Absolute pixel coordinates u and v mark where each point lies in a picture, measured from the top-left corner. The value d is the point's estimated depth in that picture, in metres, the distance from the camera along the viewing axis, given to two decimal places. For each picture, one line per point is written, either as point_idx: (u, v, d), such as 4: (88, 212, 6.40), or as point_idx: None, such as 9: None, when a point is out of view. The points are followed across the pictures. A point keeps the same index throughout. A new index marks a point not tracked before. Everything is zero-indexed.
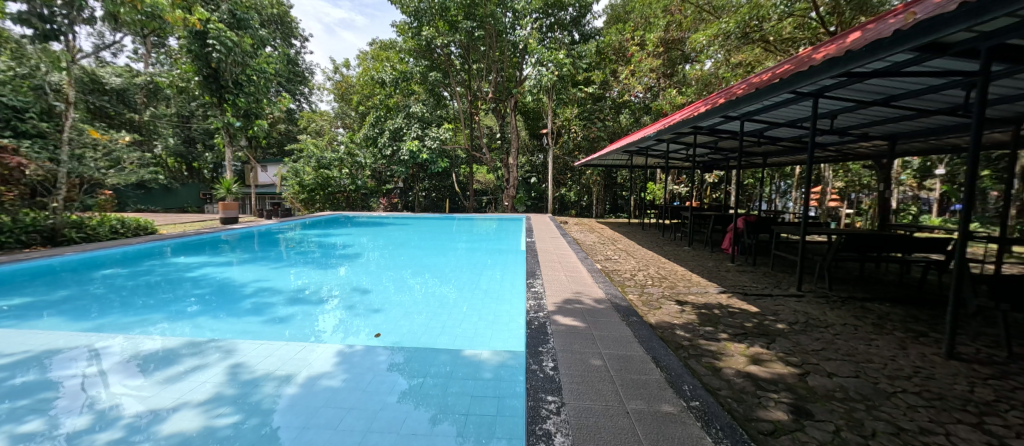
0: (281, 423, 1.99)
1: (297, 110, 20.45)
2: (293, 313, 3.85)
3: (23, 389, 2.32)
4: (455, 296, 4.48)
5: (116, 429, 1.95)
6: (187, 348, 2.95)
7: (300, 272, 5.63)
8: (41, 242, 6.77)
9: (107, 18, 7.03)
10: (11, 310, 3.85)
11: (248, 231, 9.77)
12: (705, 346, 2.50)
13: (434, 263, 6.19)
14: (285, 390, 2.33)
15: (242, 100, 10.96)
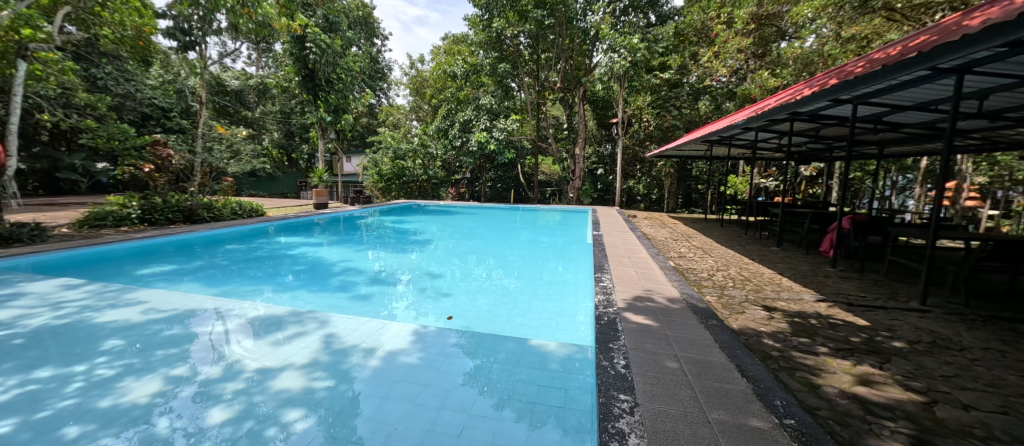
0: (366, 392, 2.20)
1: (377, 105, 22.16)
2: (372, 292, 4.23)
3: (175, 339, 2.87)
4: (519, 285, 4.55)
5: (239, 381, 2.30)
6: (290, 315, 3.39)
7: (379, 254, 6.15)
8: (182, 220, 7.97)
9: (232, 28, 8.13)
10: (164, 275, 4.74)
11: (335, 215, 10.89)
12: (799, 359, 2.24)
13: (498, 252, 6.33)
14: (369, 361, 2.56)
15: (333, 97, 12.17)
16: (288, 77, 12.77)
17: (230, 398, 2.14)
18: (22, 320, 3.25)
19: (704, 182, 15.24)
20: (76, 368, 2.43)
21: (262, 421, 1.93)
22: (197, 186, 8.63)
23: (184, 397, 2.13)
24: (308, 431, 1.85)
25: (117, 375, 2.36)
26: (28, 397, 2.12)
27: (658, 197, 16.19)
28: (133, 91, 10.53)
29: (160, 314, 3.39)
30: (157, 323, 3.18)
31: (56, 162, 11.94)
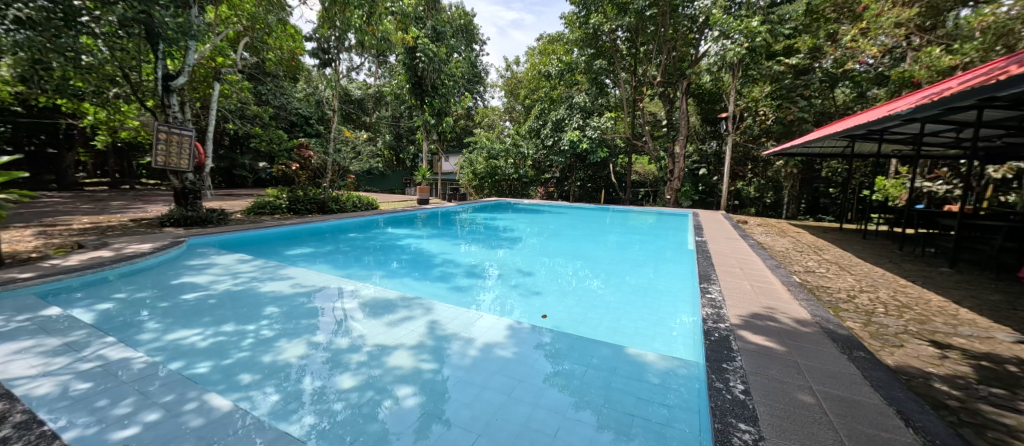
0: (461, 377, 2.59)
1: (474, 108, 23.71)
2: (466, 283, 4.60)
3: (313, 313, 3.75)
4: (611, 287, 4.47)
5: (362, 354, 3.01)
6: (400, 299, 4.03)
7: (471, 248, 6.61)
8: (316, 210, 9.53)
9: (360, 44, 9.33)
10: (304, 255, 5.79)
11: (434, 211, 11.86)
12: (991, 415, 1.74)
13: (588, 253, 6.25)
14: (465, 349, 2.98)
15: (437, 101, 13.32)
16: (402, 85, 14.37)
17: (356, 369, 2.82)
18: (215, 283, 4.38)
19: (838, 185, 12.90)
20: (247, 326, 3.44)
21: (378, 393, 2.47)
22: (327, 183, 9.97)
23: (318, 366, 2.89)
24: (414, 406, 2.31)
25: (272, 338, 3.29)
26: (216, 346, 3.13)
27: (776, 201, 14.25)
28: (286, 103, 13.25)
29: (303, 287, 4.32)
30: (302, 295, 4.11)
31: (234, 162, 15.24)
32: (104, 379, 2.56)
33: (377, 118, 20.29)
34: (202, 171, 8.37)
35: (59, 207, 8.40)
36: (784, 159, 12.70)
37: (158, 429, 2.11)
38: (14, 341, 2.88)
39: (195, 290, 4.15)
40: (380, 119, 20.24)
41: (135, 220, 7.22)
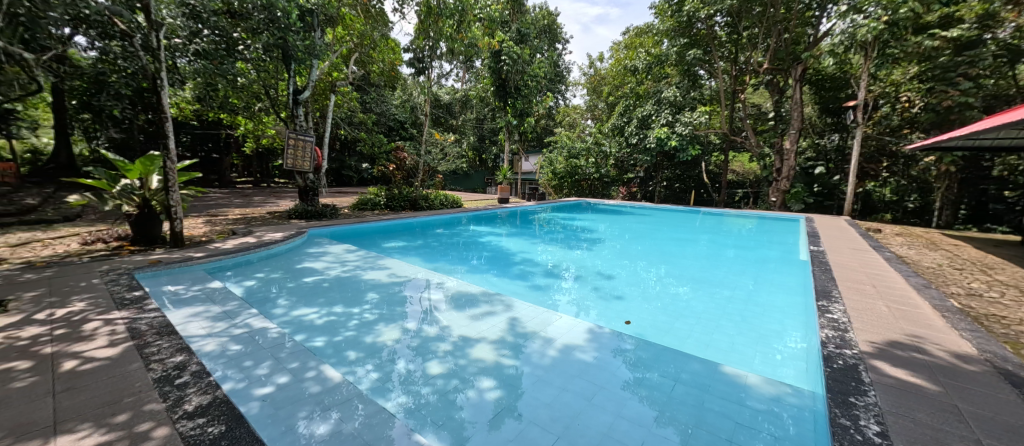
0: (538, 374, 2.86)
1: (555, 107, 23.98)
2: (550, 286, 4.97)
3: (406, 301, 4.34)
4: (696, 299, 4.55)
5: (449, 344, 3.44)
6: (482, 295, 4.57)
7: (549, 247, 6.97)
8: (409, 207, 10.48)
9: (450, 52, 9.94)
10: (400, 248, 6.56)
11: (513, 209, 12.19)
12: None
13: (671, 261, 6.14)
14: (543, 348, 3.27)
15: (519, 102, 13.81)
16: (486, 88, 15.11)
17: (443, 357, 3.22)
18: (328, 269, 5.15)
19: (1014, 186, 9.95)
20: (353, 309, 4.06)
21: (462, 381, 2.82)
22: (418, 183, 10.82)
23: (409, 350, 3.33)
24: (495, 397, 2.61)
25: (373, 322, 3.84)
26: (328, 324, 3.71)
27: (923, 206, 12.16)
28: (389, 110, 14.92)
29: (398, 278, 4.99)
30: (397, 285, 4.76)
31: (343, 164, 17.61)
32: (249, 343, 3.17)
33: (463, 120, 21.61)
34: (319, 172, 9.71)
35: (223, 201, 10.58)
36: (936, 155, 10.48)
37: (285, 391, 2.59)
38: (190, 306, 3.69)
39: (313, 274, 4.92)
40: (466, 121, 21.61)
41: (271, 213, 8.69)
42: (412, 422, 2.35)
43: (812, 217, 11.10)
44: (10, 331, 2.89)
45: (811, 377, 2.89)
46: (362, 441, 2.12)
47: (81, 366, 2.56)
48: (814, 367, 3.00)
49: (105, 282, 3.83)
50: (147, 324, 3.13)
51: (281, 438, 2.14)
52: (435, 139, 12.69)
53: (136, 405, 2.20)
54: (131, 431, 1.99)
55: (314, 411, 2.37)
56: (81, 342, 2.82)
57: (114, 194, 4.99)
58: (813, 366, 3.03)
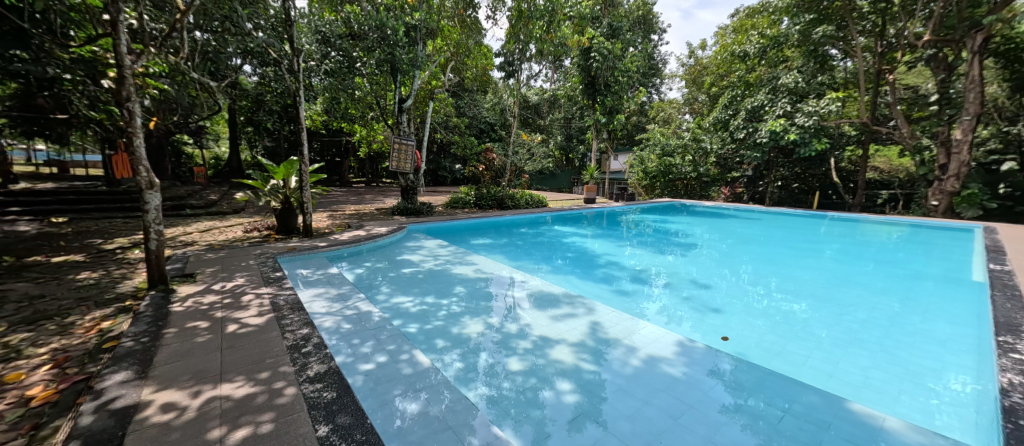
0: (619, 384, 2.78)
1: (648, 102, 23.04)
2: (635, 293, 4.80)
3: (489, 297, 4.54)
4: (816, 317, 3.97)
5: (528, 341, 3.50)
6: (564, 297, 4.58)
7: (637, 252, 6.71)
8: (495, 206, 11.05)
9: (537, 53, 10.21)
10: (486, 245, 6.96)
11: (602, 210, 12.25)
12: None
13: (783, 272, 5.47)
14: (626, 356, 3.17)
15: (609, 99, 13.77)
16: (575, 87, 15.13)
17: (523, 354, 3.30)
18: (422, 261, 5.66)
19: None
20: (442, 300, 4.37)
21: (541, 381, 2.86)
22: (507, 182, 11.34)
23: (492, 344, 3.47)
24: (574, 401, 2.60)
25: (460, 314, 4.07)
26: (421, 312, 4.05)
27: None
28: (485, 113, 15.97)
29: (483, 273, 5.26)
30: (483, 280, 5.02)
31: (439, 165, 19.37)
32: (357, 323, 3.63)
33: (550, 120, 22.01)
34: (418, 173, 10.74)
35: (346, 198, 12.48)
36: None
37: (383, 369, 2.90)
38: (313, 287, 4.37)
39: (410, 265, 5.45)
40: (553, 121, 21.96)
41: (379, 209, 9.90)
42: (492, 415, 2.45)
43: (996, 225, 9.14)
44: (198, 296, 3.76)
45: (984, 432, 2.31)
46: (446, 425, 2.28)
47: (239, 329, 3.20)
48: (988, 421, 2.39)
49: (257, 262, 4.76)
50: (284, 299, 3.81)
51: (378, 411, 2.41)
52: (522, 140, 13.20)
53: (273, 366, 2.68)
54: (270, 387, 2.43)
55: (406, 391, 2.63)
56: (240, 309, 3.54)
57: (266, 191, 6.13)
58: (988, 420, 2.42)
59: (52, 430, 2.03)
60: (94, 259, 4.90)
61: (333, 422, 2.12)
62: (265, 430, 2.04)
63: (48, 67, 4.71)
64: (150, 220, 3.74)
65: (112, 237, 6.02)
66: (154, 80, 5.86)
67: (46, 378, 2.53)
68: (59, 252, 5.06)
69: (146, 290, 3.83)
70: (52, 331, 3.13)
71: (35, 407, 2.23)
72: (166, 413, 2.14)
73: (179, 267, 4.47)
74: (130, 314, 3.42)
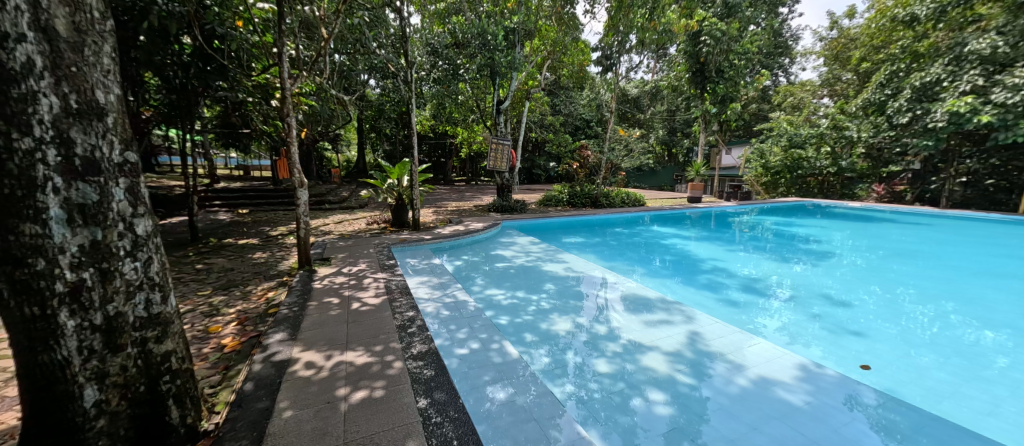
0: (721, 404, 2.55)
1: (772, 87, 20.21)
2: (745, 308, 4.32)
3: (579, 295, 4.53)
4: (1006, 358, 3.16)
5: (618, 345, 3.41)
6: (659, 302, 4.34)
7: (750, 264, 6.02)
8: (589, 204, 11.14)
9: (638, 43, 9.90)
10: (578, 243, 7.01)
11: (708, 210, 11.87)
12: None
13: (957, 299, 4.45)
14: (730, 375, 2.89)
15: (721, 86, 12.62)
16: (681, 76, 14.08)
17: (612, 357, 3.23)
18: (515, 257, 5.92)
19: None
20: (532, 295, 4.50)
21: (631, 388, 2.77)
22: (601, 179, 11.23)
23: (580, 343, 3.45)
24: (667, 414, 2.48)
25: (548, 310, 4.13)
26: (511, 305, 4.21)
27: None
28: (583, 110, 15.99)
29: (574, 272, 5.28)
30: (572, 278, 5.03)
31: (534, 163, 20.07)
32: (455, 310, 3.95)
33: (652, 114, 20.99)
34: (515, 171, 11.20)
35: (452, 195, 13.77)
36: None
37: (475, 355, 3.11)
38: (419, 275, 4.90)
39: (503, 260, 5.75)
40: (654, 114, 20.89)
41: (478, 206, 10.65)
42: (577, 414, 2.47)
43: None
44: (332, 276, 4.52)
45: None
46: (531, 416, 2.37)
47: (360, 306, 3.75)
48: None
49: (376, 251, 5.52)
50: (395, 284, 4.34)
51: (470, 393, 2.61)
52: (619, 136, 12.91)
53: (385, 341, 3.08)
54: (382, 358, 2.80)
55: (495, 378, 2.78)
56: (361, 290, 4.15)
57: (383, 190, 7.03)
58: None
59: (237, 371, 2.68)
60: (265, 242, 6.24)
61: (430, 397, 2.35)
62: (377, 395, 2.36)
63: (242, 93, 6.15)
64: (301, 213, 4.59)
65: (277, 225, 7.61)
66: (306, 97, 7.17)
67: (235, 331, 3.33)
68: (245, 236, 6.60)
69: (297, 269, 4.73)
70: (239, 295, 4.10)
71: (228, 353, 2.97)
72: (308, 370, 2.64)
73: (320, 251, 5.43)
74: (286, 287, 4.28)
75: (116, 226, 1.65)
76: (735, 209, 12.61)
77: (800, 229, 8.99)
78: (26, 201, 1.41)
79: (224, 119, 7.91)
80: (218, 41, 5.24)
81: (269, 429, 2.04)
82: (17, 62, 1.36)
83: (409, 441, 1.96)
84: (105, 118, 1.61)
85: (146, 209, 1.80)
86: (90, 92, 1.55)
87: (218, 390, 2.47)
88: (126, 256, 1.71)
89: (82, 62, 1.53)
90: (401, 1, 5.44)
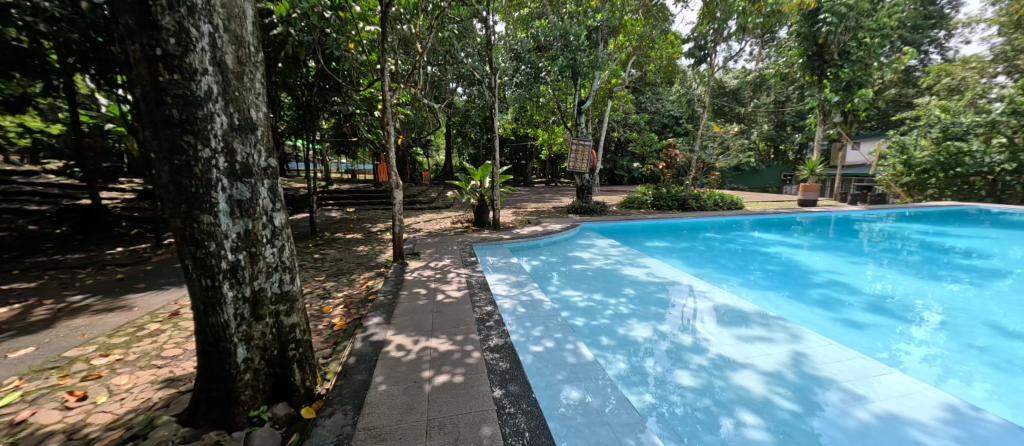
0: (834, 439, 2.18)
1: (919, 66, 16.55)
2: (873, 332, 3.61)
3: (661, 302, 4.25)
4: None
5: (705, 358, 3.12)
6: (757, 316, 3.86)
7: (882, 281, 5.01)
8: (676, 207, 10.51)
9: (740, 29, 8.99)
10: (662, 248, 6.60)
11: (825, 215, 10.20)
12: None
13: None
14: (847, 406, 2.45)
15: (846, 70, 10.82)
16: (794, 61, 12.34)
17: (697, 370, 2.97)
18: (593, 259, 5.80)
19: None
20: (609, 299, 4.35)
21: (718, 406, 2.51)
22: (691, 180, 10.53)
23: (660, 353, 3.23)
24: (762, 441, 2.20)
25: (627, 315, 3.94)
26: (588, 307, 4.13)
27: None
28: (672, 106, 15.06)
29: (656, 278, 4.99)
30: (654, 285, 4.75)
31: (616, 164, 19.47)
32: (531, 308, 4.00)
33: (754, 107, 18.75)
34: (595, 173, 10.97)
35: (533, 196, 14.07)
36: None
37: (550, 353, 3.11)
38: (497, 272, 5.08)
39: (580, 262, 5.68)
40: (758, 107, 18.63)
41: (556, 207, 10.69)
42: (655, 426, 2.32)
43: None
44: (420, 270, 4.93)
45: None
46: (604, 421, 2.30)
47: (444, 298, 4.02)
48: None
49: (459, 248, 5.87)
50: (475, 279, 4.56)
51: (544, 390, 2.63)
52: (713, 132, 11.80)
53: (466, 331, 3.25)
54: (462, 347, 2.96)
55: (569, 378, 2.76)
56: (445, 283, 4.45)
57: (467, 191, 7.48)
58: None
59: (343, 346, 3.08)
60: (367, 237, 7.09)
61: (505, 388, 2.42)
62: (457, 381, 2.51)
63: (352, 106, 7.08)
64: (396, 211, 5.08)
65: (376, 222, 8.55)
66: (402, 107, 7.94)
67: (342, 312, 3.82)
68: (351, 231, 7.56)
69: (392, 262, 5.26)
70: (346, 282, 4.71)
71: (337, 330, 3.42)
72: (399, 351, 2.91)
73: (411, 246, 5.98)
74: (382, 277, 4.79)
75: (261, 218, 2.07)
76: (862, 214, 10.65)
77: (960, 241, 7.21)
78: (205, 197, 1.85)
79: (339, 129, 9.17)
80: (334, 63, 6.08)
81: (367, 399, 2.32)
82: (203, 92, 1.80)
83: (484, 426, 2.05)
84: (256, 132, 2.02)
85: (281, 204, 2.22)
86: (246, 111, 1.97)
87: (329, 361, 2.88)
88: (267, 243, 2.12)
89: (242, 88, 1.95)
90: (487, 11, 5.71)
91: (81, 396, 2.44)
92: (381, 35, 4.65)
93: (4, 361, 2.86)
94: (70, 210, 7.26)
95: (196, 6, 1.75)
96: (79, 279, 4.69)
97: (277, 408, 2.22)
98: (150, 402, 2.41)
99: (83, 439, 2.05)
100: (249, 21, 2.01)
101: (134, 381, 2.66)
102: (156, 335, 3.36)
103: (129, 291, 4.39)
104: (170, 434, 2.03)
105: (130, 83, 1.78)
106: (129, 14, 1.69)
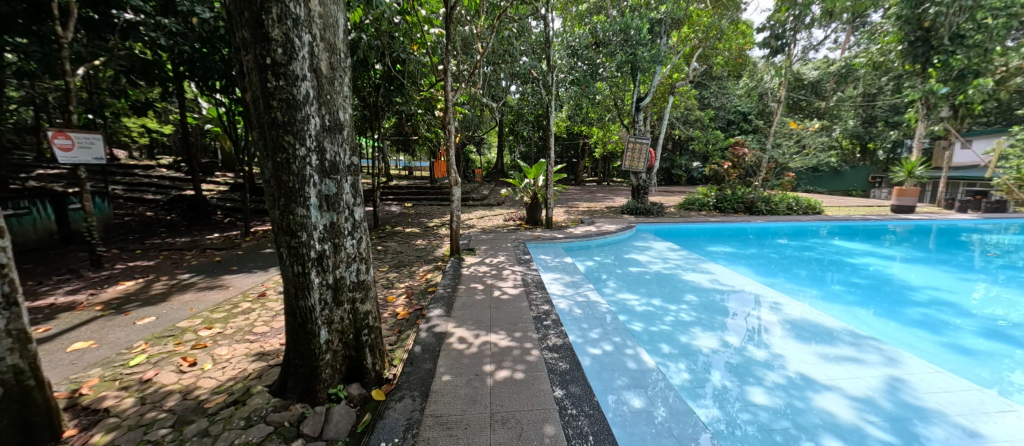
0: None
1: None
2: (991, 361, 3.11)
3: (727, 312, 3.99)
4: None
5: (780, 375, 2.88)
6: (843, 334, 3.49)
7: (998, 301, 4.34)
8: (743, 209, 9.87)
9: (824, 14, 8.16)
10: (726, 253, 6.18)
11: (925, 223, 8.94)
12: None
13: None
14: (959, 443, 2.14)
15: (960, 57, 9.41)
16: (892, 48, 10.96)
17: (771, 387, 2.75)
18: (649, 263, 5.60)
19: None
20: (668, 305, 4.16)
21: (798, 429, 2.31)
22: (760, 180, 9.85)
23: (728, 365, 3.03)
24: None
25: (689, 323, 3.75)
26: (647, 313, 3.98)
27: None
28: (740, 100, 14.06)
29: (721, 286, 4.69)
30: (719, 292, 4.46)
31: (673, 163, 18.63)
32: (587, 310, 3.95)
33: (837, 101, 16.89)
34: (651, 172, 10.57)
35: (586, 195, 13.89)
36: None
37: (609, 357, 3.04)
38: (552, 272, 5.07)
39: (636, 264, 5.51)
40: (842, 100, 16.71)
41: (610, 206, 10.45)
42: (723, 440, 2.20)
43: None
44: (476, 265, 5.06)
45: None
46: (668, 432, 2.22)
47: (501, 295, 4.09)
48: None
49: (513, 245, 5.95)
50: (531, 277, 4.59)
51: (604, 394, 2.58)
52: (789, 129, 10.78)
53: (524, 329, 3.28)
54: (522, 345, 2.99)
55: (630, 385, 2.68)
56: (501, 280, 4.53)
57: (521, 189, 7.57)
58: None
59: (407, 335, 3.25)
60: (424, 231, 7.41)
61: (566, 388, 2.41)
62: (517, 377, 2.54)
63: (414, 106, 7.42)
64: (453, 208, 5.24)
65: (432, 217, 8.90)
66: (461, 107, 8.21)
67: (404, 302, 4.03)
68: (409, 225, 7.94)
69: (449, 256, 5.45)
70: (407, 274, 4.97)
71: (400, 319, 3.62)
72: (461, 344, 3.01)
73: (466, 242, 6.17)
74: (440, 271, 4.97)
75: (344, 212, 2.22)
76: (972, 224, 9.19)
77: None
78: (300, 192, 2.03)
79: (401, 128, 9.63)
80: (400, 65, 6.42)
81: (433, 387, 2.42)
82: (302, 96, 1.96)
83: (546, 426, 2.05)
84: (343, 132, 2.16)
85: (361, 200, 2.37)
86: (336, 113, 2.11)
87: (395, 348, 3.05)
88: (348, 235, 2.27)
89: (333, 92, 2.10)
90: (546, 9, 5.71)
91: (193, 362, 2.81)
92: (445, 37, 4.78)
93: (135, 327, 3.39)
94: (177, 199, 8.40)
95: (301, 18, 1.91)
96: (186, 260, 5.41)
97: (351, 388, 2.37)
98: (246, 372, 2.71)
99: (196, 399, 2.36)
100: (341, 28, 2.16)
101: (232, 352, 3.01)
102: (247, 313, 3.78)
103: (225, 272, 4.98)
104: (263, 402, 2.28)
105: (244, 89, 1.99)
106: (245, 28, 1.89)
